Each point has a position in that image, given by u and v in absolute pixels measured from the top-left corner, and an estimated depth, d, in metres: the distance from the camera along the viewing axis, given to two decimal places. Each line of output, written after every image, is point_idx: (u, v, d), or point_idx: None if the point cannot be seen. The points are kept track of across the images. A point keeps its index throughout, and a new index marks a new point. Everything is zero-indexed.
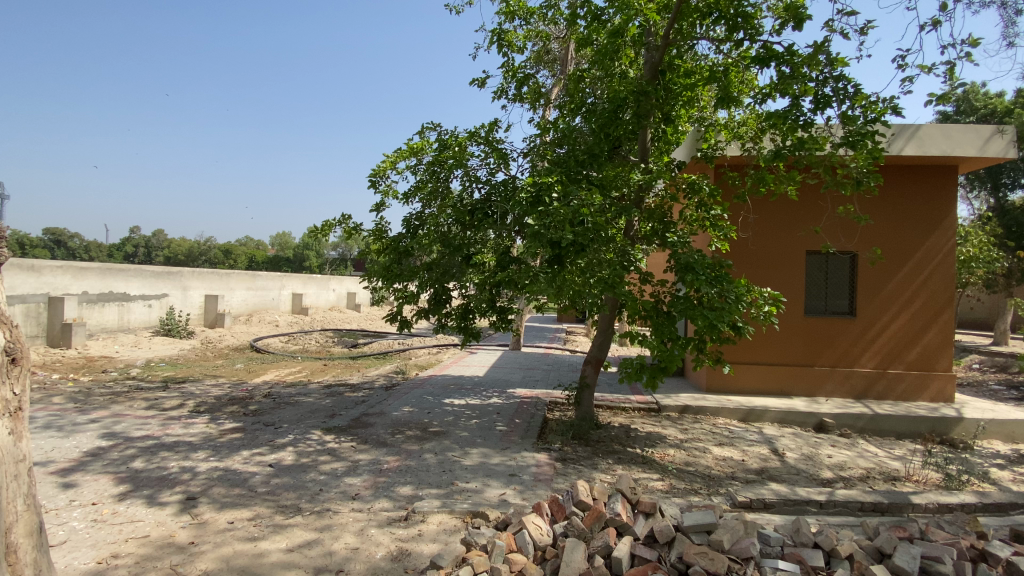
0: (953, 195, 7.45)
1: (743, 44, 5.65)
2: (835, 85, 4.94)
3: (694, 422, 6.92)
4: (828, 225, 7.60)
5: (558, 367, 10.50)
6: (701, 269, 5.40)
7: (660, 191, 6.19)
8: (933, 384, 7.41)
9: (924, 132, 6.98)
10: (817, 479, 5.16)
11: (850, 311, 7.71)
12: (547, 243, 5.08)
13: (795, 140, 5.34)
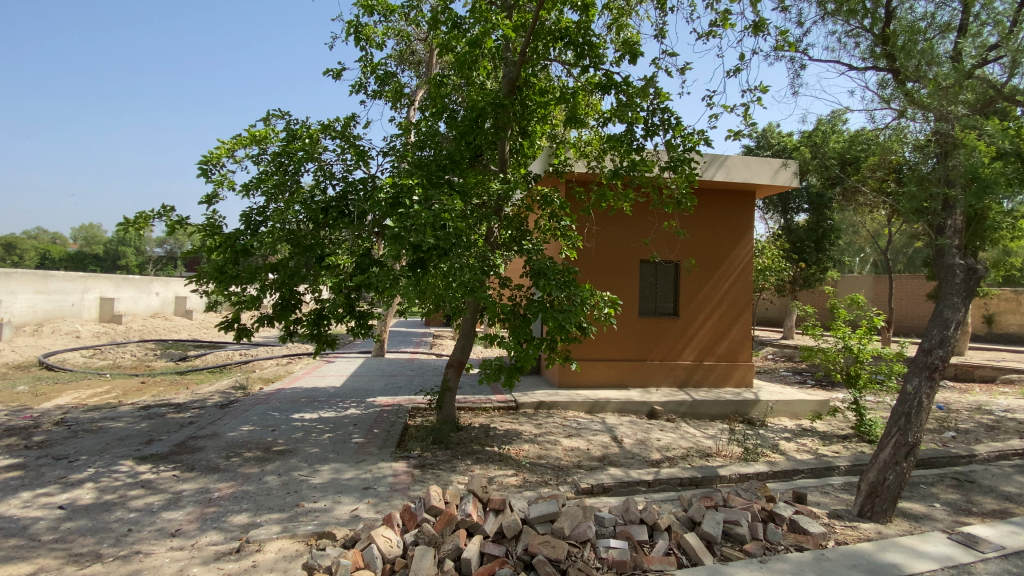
0: (748, 215, 9.03)
1: (589, 70, 6.21)
2: (661, 116, 5.68)
3: (547, 417, 7.37)
4: (657, 237, 8.70)
5: (420, 372, 10.38)
6: (553, 275, 5.81)
7: (518, 200, 6.49)
8: (737, 372, 8.86)
9: (730, 163, 8.38)
10: (648, 460, 5.86)
11: (674, 312, 8.90)
12: (410, 245, 5.05)
13: (630, 161, 6.04)
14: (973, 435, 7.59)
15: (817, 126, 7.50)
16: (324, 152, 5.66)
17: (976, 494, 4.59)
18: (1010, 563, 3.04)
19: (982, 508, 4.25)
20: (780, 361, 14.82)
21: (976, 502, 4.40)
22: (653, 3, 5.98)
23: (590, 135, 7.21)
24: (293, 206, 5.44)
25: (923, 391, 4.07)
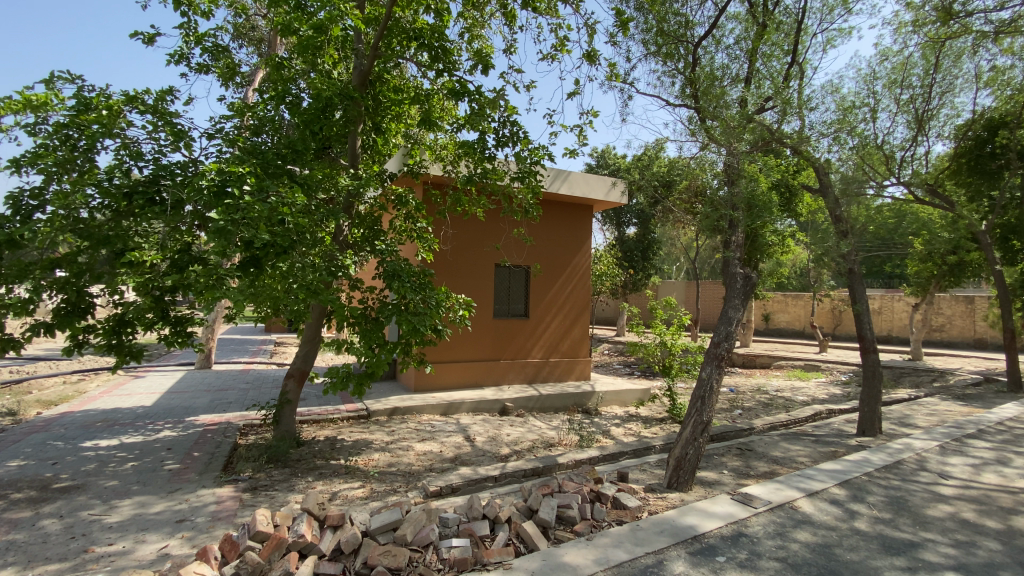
0: (588, 225, 9.95)
1: (442, 74, 6.25)
2: (510, 128, 5.98)
3: (400, 423, 7.21)
4: (507, 242, 9.09)
5: (258, 383, 9.35)
6: (406, 277, 5.68)
7: (371, 198, 6.24)
8: (578, 367, 9.71)
9: (572, 178, 9.17)
10: (498, 456, 6.09)
11: (524, 312, 9.38)
12: (239, 241, 4.47)
13: (482, 169, 6.25)
14: (753, 411, 9.37)
15: (644, 151, 8.59)
16: (130, 128, 4.80)
17: (752, 459, 5.66)
18: (771, 511, 3.80)
19: (756, 470, 5.25)
20: (616, 357, 16.58)
21: (751, 465, 5.44)
22: (504, 18, 6.25)
23: (445, 138, 7.26)
24: (84, 188, 4.51)
25: (713, 376, 4.91)
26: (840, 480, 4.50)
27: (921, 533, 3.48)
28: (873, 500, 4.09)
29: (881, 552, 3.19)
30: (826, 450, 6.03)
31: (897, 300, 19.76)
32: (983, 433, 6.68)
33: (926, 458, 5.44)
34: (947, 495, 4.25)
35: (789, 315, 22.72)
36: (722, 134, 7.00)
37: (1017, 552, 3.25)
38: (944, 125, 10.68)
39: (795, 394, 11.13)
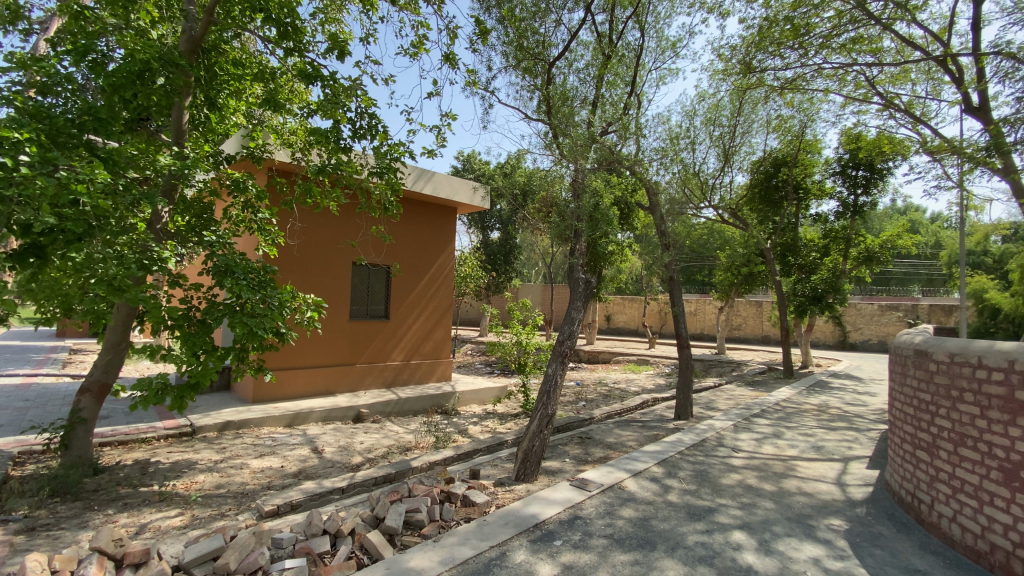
0: (450, 227, 9.98)
1: (291, 54, 5.72)
2: (368, 120, 5.72)
3: (234, 439, 6.42)
4: (363, 241, 8.68)
5: (42, 400, 7.57)
6: (243, 273, 5.05)
7: (202, 181, 5.34)
8: (439, 368, 9.69)
9: (436, 179, 9.12)
10: (348, 466, 5.77)
11: (384, 314, 9.05)
12: (11, 223, 3.59)
13: (337, 160, 5.86)
14: (596, 402, 10.31)
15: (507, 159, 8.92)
16: None
17: (591, 446, 6.22)
18: (602, 493, 4.20)
19: (593, 456, 5.78)
20: (476, 357, 16.92)
21: (591, 453, 5.96)
22: (362, 5, 5.97)
23: (295, 125, 6.67)
24: None
25: (557, 372, 5.29)
26: (659, 460, 5.17)
27: (717, 499, 4.15)
28: (683, 475, 4.76)
29: (686, 519, 3.72)
30: (650, 434, 6.88)
31: (708, 304, 23.46)
32: (763, 412, 8.23)
33: (723, 435, 6.51)
34: (736, 465, 5.13)
35: (627, 316, 25.50)
36: (574, 151, 7.64)
37: (783, 507, 4.03)
38: (743, 160, 12.99)
39: (630, 385, 12.54)
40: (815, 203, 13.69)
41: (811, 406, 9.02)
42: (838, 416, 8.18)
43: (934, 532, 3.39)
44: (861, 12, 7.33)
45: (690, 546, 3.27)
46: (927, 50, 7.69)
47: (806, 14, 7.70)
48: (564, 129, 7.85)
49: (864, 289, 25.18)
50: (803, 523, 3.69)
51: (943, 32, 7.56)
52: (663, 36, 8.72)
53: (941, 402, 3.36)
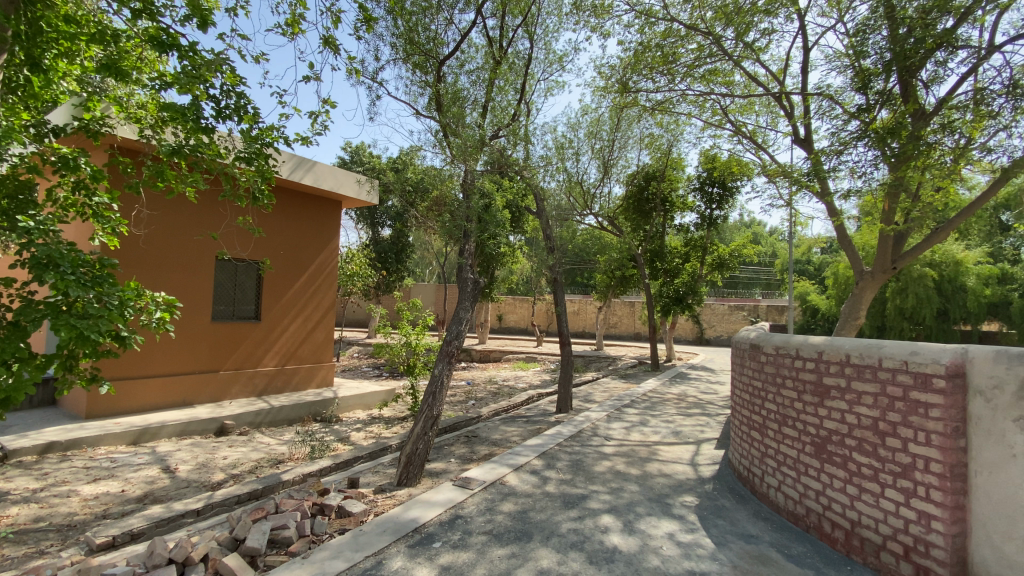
0: (334, 223, 9.41)
1: (139, 16, 4.95)
2: (236, 100, 5.17)
3: (58, 462, 5.39)
4: (229, 233, 7.82)
5: None
6: (71, 267, 4.23)
7: (15, 154, 4.38)
8: (319, 373, 9.09)
9: (318, 169, 8.54)
10: (208, 484, 5.15)
11: (255, 315, 8.26)
12: None
13: (195, 141, 5.18)
14: (484, 400, 10.45)
15: (399, 156, 8.70)
16: None
17: (476, 444, 6.28)
18: (483, 491, 4.25)
19: (478, 454, 5.83)
20: (363, 359, 16.20)
21: (475, 451, 6.00)
22: None
23: (145, 98, 5.80)
24: None
25: (443, 373, 5.25)
26: (540, 453, 5.38)
27: (590, 486, 4.42)
28: (561, 466, 5.00)
29: (561, 508, 3.91)
30: (533, 428, 7.13)
31: (590, 304, 25.03)
32: (633, 403, 8.99)
33: (598, 425, 6.98)
34: (608, 453, 5.52)
35: (516, 315, 26.23)
36: (464, 151, 7.66)
37: (646, 489, 4.42)
38: (621, 172, 14.08)
39: (517, 383, 12.91)
40: (679, 214, 15.26)
41: (673, 395, 10.05)
42: (694, 403, 9.22)
43: (765, 501, 3.94)
44: (717, 47, 8.33)
45: (564, 534, 3.44)
46: (767, 87, 8.97)
47: (674, 44, 8.55)
48: (454, 129, 7.81)
49: (719, 291, 28.72)
50: (662, 502, 4.08)
51: (779, 73, 8.87)
52: (550, 48, 9.10)
53: (771, 390, 3.91)
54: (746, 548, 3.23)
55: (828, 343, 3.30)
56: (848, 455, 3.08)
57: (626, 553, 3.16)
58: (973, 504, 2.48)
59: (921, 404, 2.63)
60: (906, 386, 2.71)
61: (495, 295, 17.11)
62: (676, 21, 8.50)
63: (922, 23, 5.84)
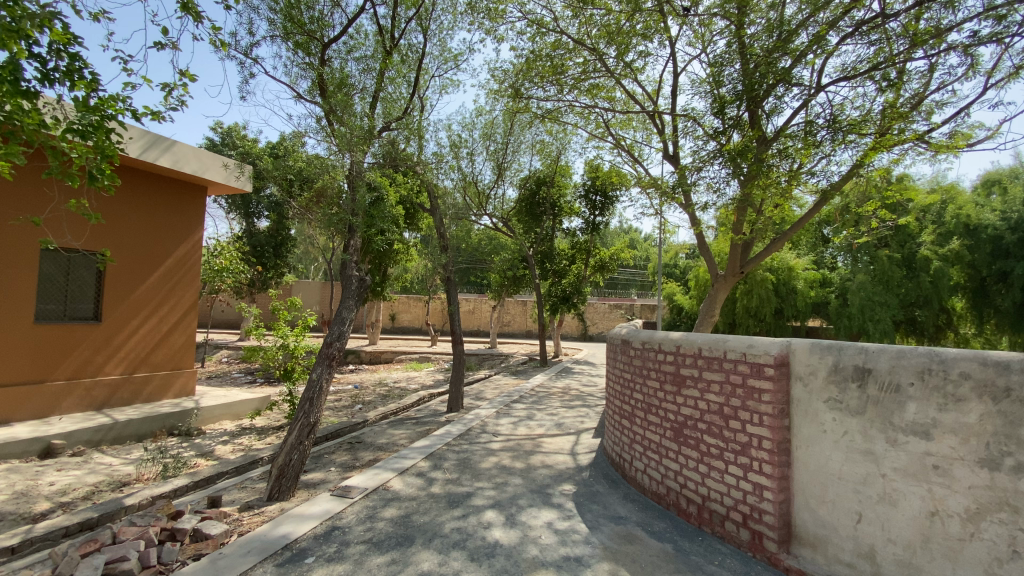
0: (198, 212, 8.39)
1: None
2: (70, 61, 4.35)
3: None
4: (60, 218, 6.58)
5: None
6: None
7: None
8: (177, 382, 8.02)
9: (177, 149, 7.54)
10: (27, 516, 4.28)
11: (95, 315, 7.06)
12: None
13: (12, 106, 4.25)
14: (371, 404, 10.03)
15: (278, 142, 8.00)
16: None
17: (360, 450, 5.99)
18: (364, 498, 4.08)
19: (361, 460, 5.58)
20: (234, 364, 14.65)
21: (359, 457, 5.72)
22: None
23: None
24: None
25: (323, 377, 4.95)
26: (426, 455, 5.30)
27: (476, 483, 4.46)
28: (447, 465, 4.98)
29: (445, 508, 3.89)
30: (422, 429, 7.01)
31: (484, 304, 25.30)
32: (521, 398, 9.25)
33: (487, 422, 7.08)
34: (494, 449, 5.62)
35: (409, 315, 25.60)
36: (351, 142, 7.25)
37: (529, 481, 4.57)
38: (514, 175, 14.43)
39: (408, 384, 12.61)
40: (567, 219, 16.01)
41: (558, 389, 10.54)
42: (577, 396, 9.75)
43: (633, 483, 4.30)
44: (600, 64, 8.89)
45: (446, 534, 3.42)
46: (644, 106, 9.77)
47: (562, 56, 8.92)
48: (340, 118, 7.38)
49: (602, 291, 30.73)
50: (543, 493, 4.24)
51: (653, 94, 9.73)
52: (444, 45, 9.01)
53: (639, 381, 4.27)
54: (616, 530, 3.48)
55: (685, 338, 3.69)
56: (700, 437, 3.47)
57: (507, 546, 3.23)
58: (794, 474, 2.92)
59: (756, 390, 3.04)
60: (745, 373, 3.12)
61: (387, 294, 16.53)
62: (565, 34, 8.91)
63: (765, 61, 6.77)
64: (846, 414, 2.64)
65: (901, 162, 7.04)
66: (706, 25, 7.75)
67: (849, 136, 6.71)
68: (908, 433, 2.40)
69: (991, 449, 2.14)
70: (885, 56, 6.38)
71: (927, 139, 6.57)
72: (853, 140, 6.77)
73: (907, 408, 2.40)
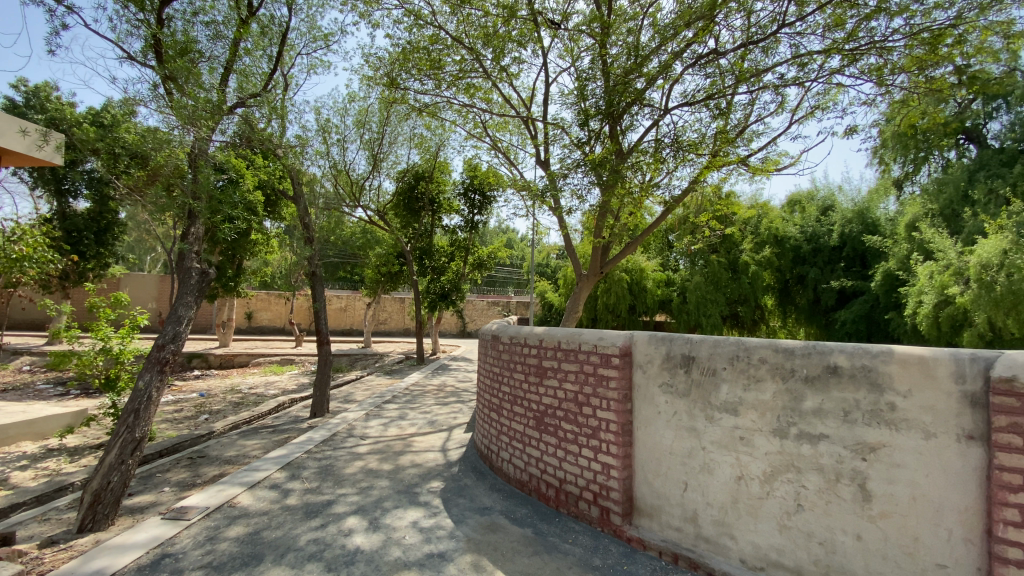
0: None
1: None
2: None
3: None
4: None
5: None
6: None
7: None
8: None
9: None
10: None
11: None
12: None
13: None
14: (221, 413, 8.94)
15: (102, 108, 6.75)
16: None
17: (203, 465, 5.31)
18: (205, 518, 3.62)
19: (204, 476, 4.94)
20: (38, 373, 12.02)
21: (201, 474, 5.06)
22: None
23: None
24: None
25: (153, 385, 4.30)
26: (283, 464, 4.88)
27: (338, 490, 4.22)
28: (307, 474, 4.64)
29: (302, 519, 3.62)
30: (280, 438, 6.43)
31: (357, 300, 24.10)
32: (393, 398, 8.99)
33: (354, 425, 6.74)
34: (361, 452, 5.38)
35: (270, 313, 23.34)
36: (196, 116, 6.35)
37: (396, 482, 4.46)
38: (390, 168, 13.96)
39: (267, 388, 11.50)
40: (445, 216, 15.87)
41: (433, 387, 10.45)
42: (451, 393, 9.77)
43: (499, 473, 4.44)
44: (478, 65, 8.98)
45: (301, 547, 3.19)
46: (519, 110, 10.09)
47: (439, 51, 8.80)
48: (182, 88, 6.44)
49: (480, 288, 31.18)
50: (410, 492, 4.18)
51: (528, 100, 10.10)
52: (313, 22, 8.35)
53: (506, 374, 4.42)
54: (480, 521, 3.56)
55: (547, 331, 3.90)
56: (558, 424, 3.70)
57: (368, 551, 3.12)
58: (636, 452, 3.26)
59: (606, 378, 3.33)
60: (596, 364, 3.40)
61: (243, 290, 14.88)
62: (443, 30, 8.83)
63: (624, 81, 7.41)
64: (676, 396, 3.03)
65: (729, 181, 8.22)
66: (575, 40, 8.24)
67: (689, 154, 7.65)
68: (723, 410, 2.82)
69: (781, 420, 2.59)
70: (718, 88, 7.38)
71: (747, 162, 7.76)
72: (692, 158, 7.72)
73: (721, 389, 2.82)
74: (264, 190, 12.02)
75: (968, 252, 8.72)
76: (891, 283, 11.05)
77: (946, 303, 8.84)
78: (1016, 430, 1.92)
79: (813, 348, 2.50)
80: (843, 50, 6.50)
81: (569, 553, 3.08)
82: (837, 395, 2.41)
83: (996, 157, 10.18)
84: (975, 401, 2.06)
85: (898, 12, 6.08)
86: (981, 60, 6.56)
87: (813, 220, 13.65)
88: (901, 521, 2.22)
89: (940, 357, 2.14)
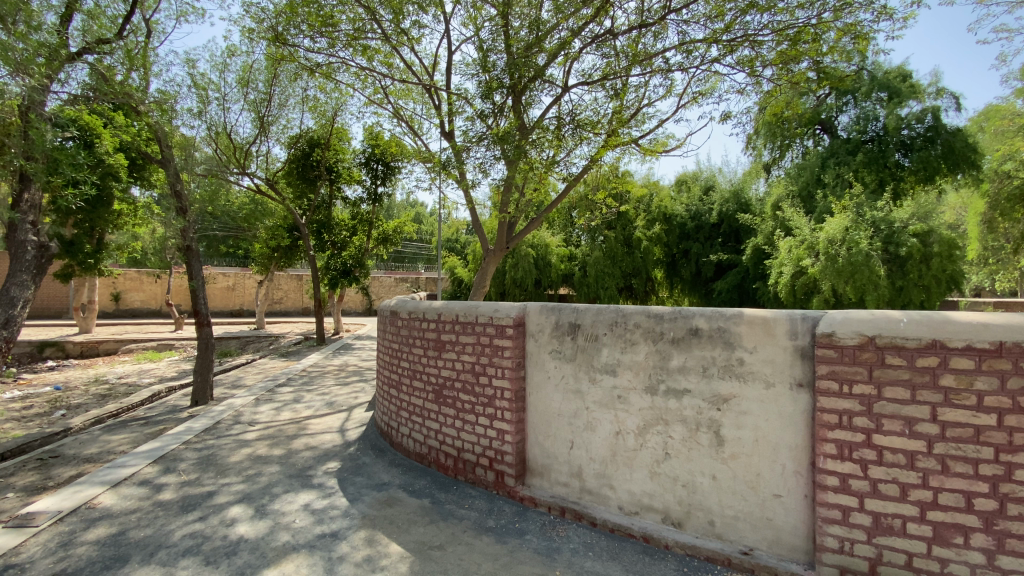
0: None
1: None
2: None
3: None
4: None
5: None
6: None
7: None
8: None
9: None
10: None
11: None
12: None
13: None
14: (82, 407, 7.85)
15: None
16: None
17: (57, 466, 4.63)
18: (57, 523, 3.20)
19: (58, 476, 4.31)
20: None
21: (54, 475, 4.41)
22: None
23: None
24: None
25: None
26: (156, 458, 4.42)
27: (220, 480, 3.94)
28: (184, 466, 4.26)
29: (177, 514, 3.33)
30: (154, 430, 5.80)
31: (249, 278, 22.29)
32: (289, 381, 8.52)
33: (242, 412, 6.28)
34: (249, 439, 5.03)
35: (142, 294, 20.76)
36: (29, 62, 5.17)
37: (287, 467, 4.25)
38: (280, 132, 12.85)
39: (140, 377, 10.28)
40: (345, 186, 14.89)
41: (333, 367, 10.04)
42: (353, 373, 9.45)
43: (400, 449, 4.40)
44: (375, 25, 8.42)
45: (175, 542, 2.95)
46: (421, 78, 9.70)
47: (332, 7, 8.09)
48: (9, 27, 5.27)
49: (386, 264, 30.22)
50: (303, 476, 4.01)
51: (431, 68, 9.72)
52: None
53: (406, 349, 4.34)
54: (377, 497, 3.53)
55: (445, 305, 3.88)
56: (456, 395, 3.74)
57: (253, 539, 2.97)
58: (528, 417, 3.41)
59: (500, 348, 3.41)
60: (491, 335, 3.47)
61: (105, 267, 13.00)
62: None
63: (525, 55, 7.40)
64: (564, 361, 3.20)
65: (622, 161, 8.66)
66: (477, 8, 8.02)
67: (587, 133, 7.92)
68: (604, 372, 3.03)
69: (652, 378, 2.84)
70: (613, 69, 7.66)
71: (639, 143, 8.20)
72: (590, 137, 8.01)
73: (602, 352, 3.03)
74: (126, 151, 10.48)
75: (819, 229, 10.05)
76: (759, 257, 12.44)
77: (801, 273, 10.16)
78: (832, 376, 2.28)
79: (679, 313, 2.77)
80: (722, 40, 7.03)
81: (465, 518, 3.17)
82: (699, 354, 2.69)
83: (843, 147, 11.75)
84: (803, 354, 2.40)
85: (767, 9, 6.67)
86: (834, 59, 7.46)
87: (697, 199, 14.93)
88: (747, 460, 2.56)
89: (779, 317, 2.47)
